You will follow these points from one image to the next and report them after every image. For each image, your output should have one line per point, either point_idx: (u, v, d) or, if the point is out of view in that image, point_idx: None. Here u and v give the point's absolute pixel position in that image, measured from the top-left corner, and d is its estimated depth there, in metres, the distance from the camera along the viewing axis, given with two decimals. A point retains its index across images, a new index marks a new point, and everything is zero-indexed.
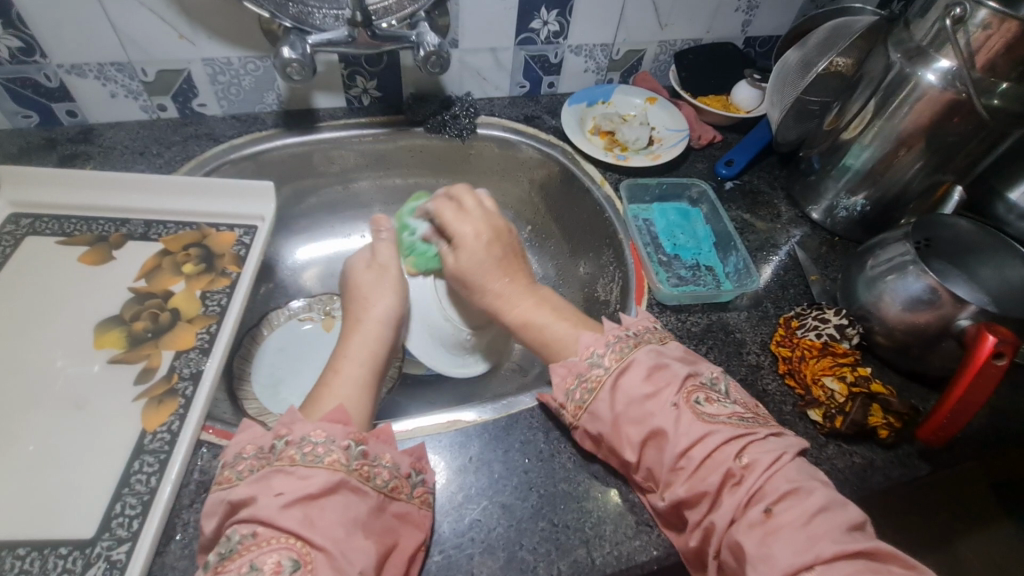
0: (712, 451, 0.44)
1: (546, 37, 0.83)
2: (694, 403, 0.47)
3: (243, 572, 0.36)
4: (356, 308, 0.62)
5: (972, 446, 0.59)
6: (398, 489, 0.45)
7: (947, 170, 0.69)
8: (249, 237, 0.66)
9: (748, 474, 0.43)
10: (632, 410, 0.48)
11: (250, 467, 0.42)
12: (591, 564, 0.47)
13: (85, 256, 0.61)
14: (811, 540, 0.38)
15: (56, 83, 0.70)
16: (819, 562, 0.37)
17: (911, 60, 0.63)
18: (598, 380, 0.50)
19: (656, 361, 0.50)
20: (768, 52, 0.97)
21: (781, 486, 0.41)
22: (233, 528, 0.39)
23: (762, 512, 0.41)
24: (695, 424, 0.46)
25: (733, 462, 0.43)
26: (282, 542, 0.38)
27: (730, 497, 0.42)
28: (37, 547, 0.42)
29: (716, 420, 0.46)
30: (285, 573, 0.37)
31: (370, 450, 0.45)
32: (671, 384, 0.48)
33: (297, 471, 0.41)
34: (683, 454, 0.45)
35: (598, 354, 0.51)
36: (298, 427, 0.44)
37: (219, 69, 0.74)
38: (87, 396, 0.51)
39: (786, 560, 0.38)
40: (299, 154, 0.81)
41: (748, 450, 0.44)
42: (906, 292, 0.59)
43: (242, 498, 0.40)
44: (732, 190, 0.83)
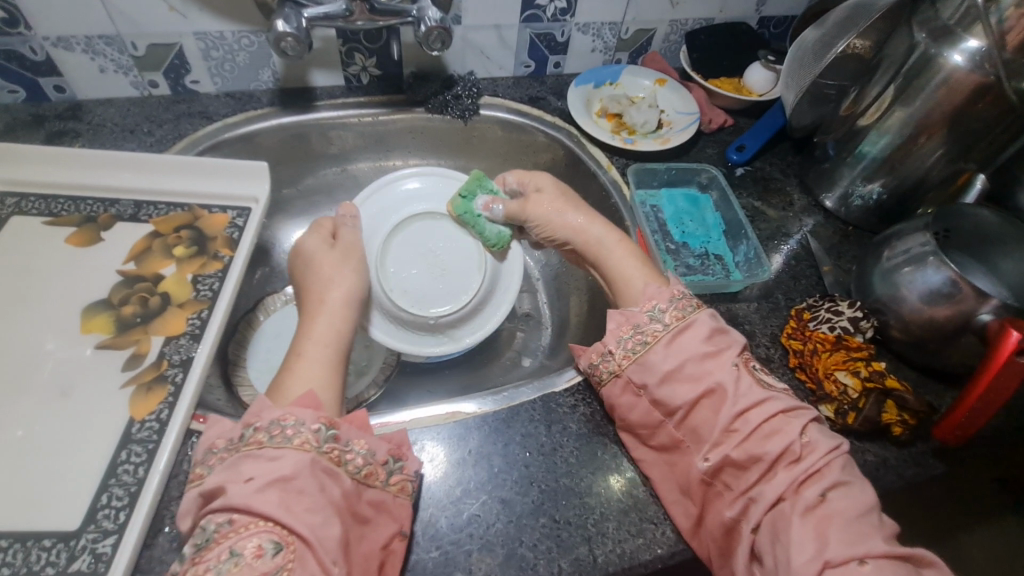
0: (771, 417, 0.45)
1: (552, 15, 0.79)
2: (751, 369, 0.48)
3: (222, 560, 0.35)
4: (316, 289, 0.58)
5: (986, 445, 0.57)
6: (373, 476, 0.43)
7: (969, 158, 0.66)
8: (242, 220, 0.63)
9: (806, 454, 0.43)
10: (691, 365, 0.48)
11: (221, 460, 0.41)
12: (593, 562, 0.45)
13: (72, 237, 0.59)
14: (861, 535, 0.39)
15: (42, 57, 0.68)
16: (867, 555, 0.38)
17: (936, 40, 0.60)
18: (655, 334, 0.50)
19: (716, 325, 0.50)
20: (782, 33, 0.94)
21: (837, 474, 0.42)
22: (208, 517, 0.37)
23: (817, 495, 0.41)
24: (755, 390, 0.46)
25: (795, 439, 0.44)
26: (261, 526, 0.36)
27: (785, 472, 0.43)
28: (19, 539, 0.41)
29: (774, 389, 0.47)
30: (267, 556, 0.35)
31: (342, 436, 0.43)
32: (732, 347, 0.49)
33: (265, 453, 0.39)
34: (739, 416, 0.45)
35: (659, 308, 0.51)
36: (267, 414, 0.42)
37: (211, 43, 0.71)
38: (73, 383, 0.50)
39: (839, 548, 0.38)
40: (295, 134, 0.79)
41: (806, 429, 0.45)
42: (925, 285, 0.57)
43: (213, 488, 0.38)
44: (743, 176, 0.80)
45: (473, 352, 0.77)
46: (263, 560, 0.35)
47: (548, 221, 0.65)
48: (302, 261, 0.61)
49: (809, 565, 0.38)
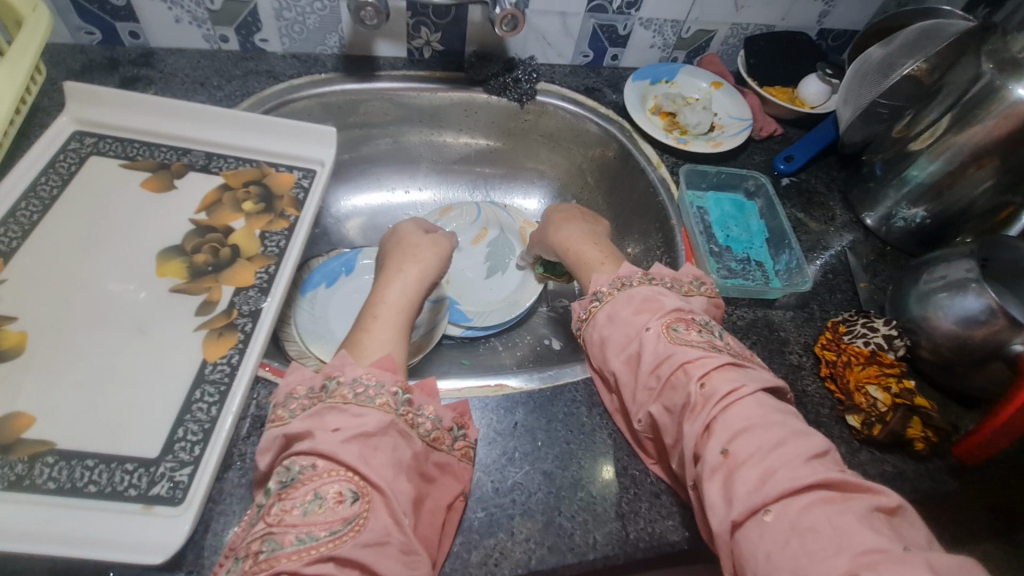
0: (676, 369, 0.45)
1: (618, 7, 0.80)
2: (672, 330, 0.49)
3: (308, 500, 0.38)
4: (399, 259, 0.58)
5: (1001, 468, 0.59)
6: (441, 441, 0.46)
7: (1016, 191, 0.67)
8: (307, 181, 0.66)
9: (706, 402, 0.43)
10: (617, 331, 0.51)
11: (302, 407, 0.43)
12: (625, 537, 0.49)
13: (147, 182, 0.61)
14: (764, 479, 0.37)
15: (122, 2, 0.69)
16: (768, 502, 0.37)
17: (1002, 72, 0.60)
18: (595, 308, 0.54)
19: (648, 295, 0.52)
20: (840, 47, 0.94)
21: (738, 420, 0.41)
22: (292, 458, 0.40)
23: (719, 450, 0.40)
24: (665, 346, 0.47)
25: (694, 388, 0.44)
26: (342, 474, 0.39)
27: (692, 425, 0.43)
28: (105, 460, 0.44)
29: (689, 343, 0.47)
30: (348, 503, 0.38)
31: (415, 400, 0.45)
32: (655, 311, 0.50)
33: (350, 409, 0.42)
34: (653, 372, 0.47)
35: (600, 292, 0.55)
36: (349, 370, 0.44)
37: (286, 4, 0.73)
38: (150, 321, 0.52)
39: (740, 502, 0.37)
40: (356, 101, 0.80)
41: (710, 375, 0.44)
42: (962, 310, 0.59)
43: (298, 431, 0.41)
44: (788, 186, 0.82)
45: (508, 330, 0.80)
46: (344, 505, 0.38)
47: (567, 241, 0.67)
48: (391, 238, 0.62)
49: (722, 522, 0.38)
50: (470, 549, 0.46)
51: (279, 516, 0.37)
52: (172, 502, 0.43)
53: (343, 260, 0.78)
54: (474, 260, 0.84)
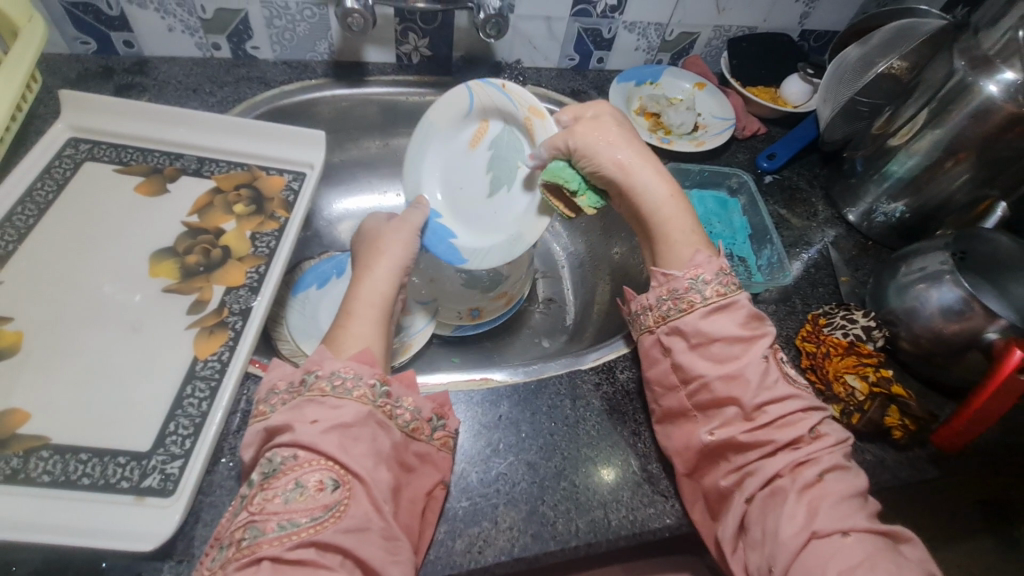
0: (788, 410, 0.47)
1: (602, 11, 0.81)
2: (779, 362, 0.50)
3: (290, 488, 0.39)
4: (368, 253, 0.59)
5: (978, 455, 0.61)
6: (420, 431, 0.47)
7: (993, 185, 0.68)
8: (297, 184, 0.67)
9: (812, 443, 0.46)
10: (721, 344, 0.49)
11: (283, 401, 0.45)
12: (607, 524, 0.50)
13: (140, 186, 0.63)
14: (848, 513, 0.42)
15: (117, 12, 0.71)
16: (852, 530, 0.41)
17: (974, 69, 0.62)
18: (692, 303, 0.51)
19: (754, 311, 0.51)
20: (822, 47, 0.96)
21: (835, 459, 0.45)
22: (274, 450, 0.41)
23: (814, 477, 0.44)
24: (779, 383, 0.48)
25: (806, 429, 0.46)
26: (322, 464, 0.40)
27: (787, 456, 0.45)
28: (97, 454, 0.45)
29: (795, 386, 0.49)
30: (328, 490, 0.39)
31: (393, 392, 0.46)
32: (766, 337, 0.50)
33: (327, 401, 0.43)
34: (759, 404, 0.47)
35: (702, 279, 0.52)
36: (327, 363, 0.46)
37: (276, 13, 0.74)
38: (143, 320, 0.54)
39: (827, 522, 0.42)
40: (347, 105, 0.82)
41: (818, 424, 0.47)
42: (939, 301, 0.60)
43: (278, 425, 0.43)
44: (771, 184, 0.84)
45: (498, 328, 0.81)
46: (324, 493, 0.39)
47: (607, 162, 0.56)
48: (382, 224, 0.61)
49: (796, 538, 0.42)
50: (455, 538, 0.47)
51: (261, 505, 0.38)
52: (163, 494, 0.44)
53: (335, 262, 0.80)
54: (480, 168, 0.69)
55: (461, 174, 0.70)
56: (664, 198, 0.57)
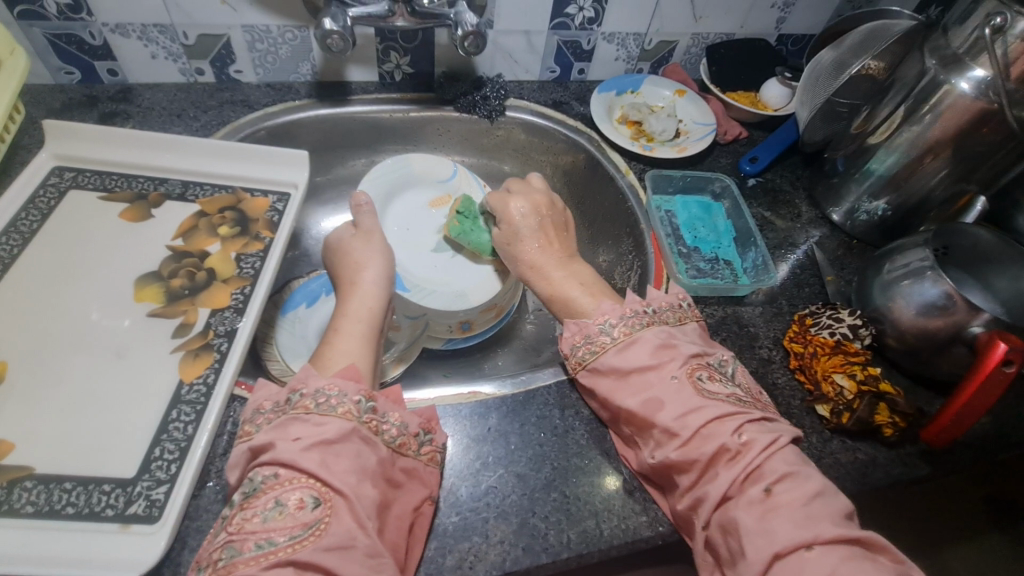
0: (708, 421, 0.46)
1: (580, 23, 0.83)
2: (696, 379, 0.49)
3: (268, 507, 0.39)
4: (347, 273, 0.60)
5: (969, 450, 0.61)
6: (406, 446, 0.47)
7: (971, 180, 0.69)
8: (282, 204, 0.68)
9: (744, 451, 0.45)
10: (637, 374, 0.50)
11: (268, 421, 0.44)
12: (599, 535, 0.49)
13: (125, 212, 0.63)
14: (809, 519, 0.41)
15: (100, 42, 0.72)
16: (817, 539, 0.39)
17: (945, 67, 0.63)
18: (604, 345, 0.53)
19: (664, 340, 0.51)
20: (800, 51, 0.97)
21: (778, 468, 0.44)
22: (256, 470, 0.41)
23: (761, 491, 0.43)
24: (693, 397, 0.48)
25: (731, 437, 0.45)
26: (303, 481, 0.40)
27: (725, 471, 0.44)
28: (82, 482, 0.45)
29: (715, 396, 0.48)
30: (308, 508, 0.39)
31: (379, 408, 0.46)
32: (675, 359, 0.50)
33: (311, 419, 0.43)
34: (678, 421, 0.47)
35: (609, 324, 0.53)
36: (313, 381, 0.46)
37: (257, 36, 0.75)
38: (128, 345, 0.54)
39: (785, 536, 0.40)
40: (331, 125, 0.83)
41: (745, 428, 0.46)
42: (921, 297, 0.60)
43: (261, 444, 0.42)
44: (754, 187, 0.84)
45: (488, 340, 0.81)
46: (304, 511, 0.39)
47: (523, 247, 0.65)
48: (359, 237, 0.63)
49: (761, 554, 0.40)
50: (445, 554, 0.47)
51: (240, 525, 0.39)
52: (149, 520, 0.44)
53: (323, 280, 0.79)
54: (422, 220, 0.78)
55: (411, 218, 0.78)
56: (543, 261, 0.63)
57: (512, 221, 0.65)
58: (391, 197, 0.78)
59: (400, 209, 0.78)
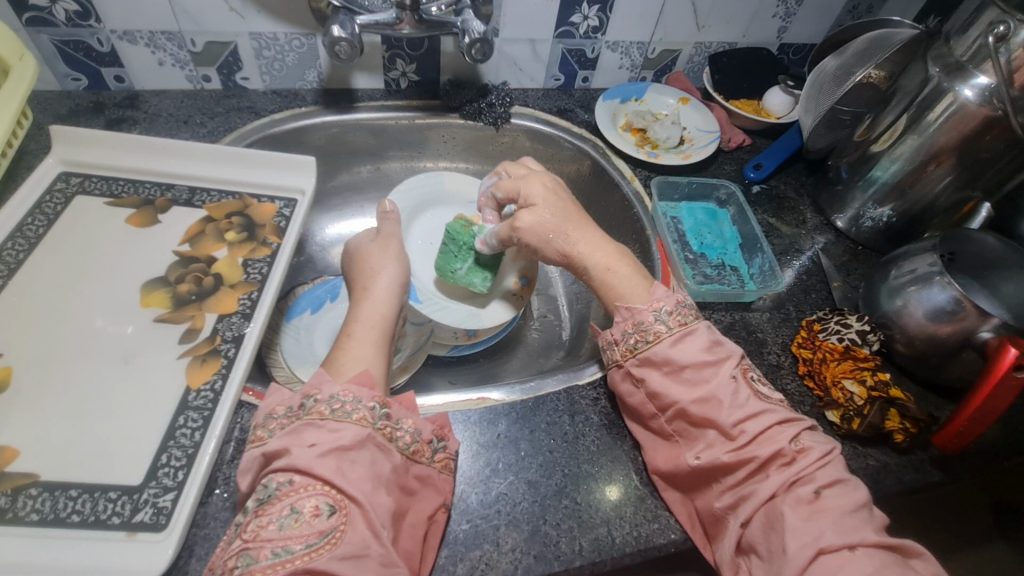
0: (768, 426, 0.46)
1: (585, 32, 0.83)
2: (750, 380, 0.50)
3: (284, 514, 0.38)
4: (363, 277, 0.60)
5: (980, 456, 0.60)
6: (420, 453, 0.46)
7: (975, 186, 0.70)
8: (289, 210, 0.67)
9: (799, 458, 0.45)
10: (692, 369, 0.49)
11: (281, 425, 0.44)
12: (611, 542, 0.49)
13: (131, 218, 0.63)
14: (854, 526, 0.41)
15: (107, 48, 0.72)
16: (862, 543, 0.40)
17: (948, 75, 0.63)
18: (659, 334, 0.51)
19: (714, 337, 0.51)
20: (801, 59, 0.98)
21: (831, 474, 0.44)
22: (270, 476, 0.40)
23: (811, 492, 0.43)
24: (751, 399, 0.48)
25: (788, 443, 0.45)
26: (318, 489, 0.40)
27: (777, 474, 0.44)
28: (88, 490, 0.45)
29: (771, 401, 0.48)
30: (324, 516, 0.39)
31: (393, 414, 0.46)
32: (731, 358, 0.49)
33: (327, 425, 0.43)
34: (739, 423, 0.46)
35: (662, 311, 0.52)
36: (327, 387, 0.45)
37: (265, 44, 0.76)
38: (135, 350, 0.53)
39: (833, 535, 0.40)
40: (337, 131, 0.83)
41: (801, 436, 0.46)
42: (930, 302, 0.60)
43: (275, 449, 0.42)
44: (759, 194, 0.85)
45: (494, 346, 0.81)
46: (320, 518, 0.38)
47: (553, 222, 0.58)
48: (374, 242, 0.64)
49: (803, 552, 0.40)
50: (456, 562, 0.46)
51: (255, 532, 0.38)
52: (156, 528, 0.43)
53: (328, 286, 0.79)
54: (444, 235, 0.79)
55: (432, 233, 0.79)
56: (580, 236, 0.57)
57: (537, 200, 0.59)
58: (418, 214, 0.79)
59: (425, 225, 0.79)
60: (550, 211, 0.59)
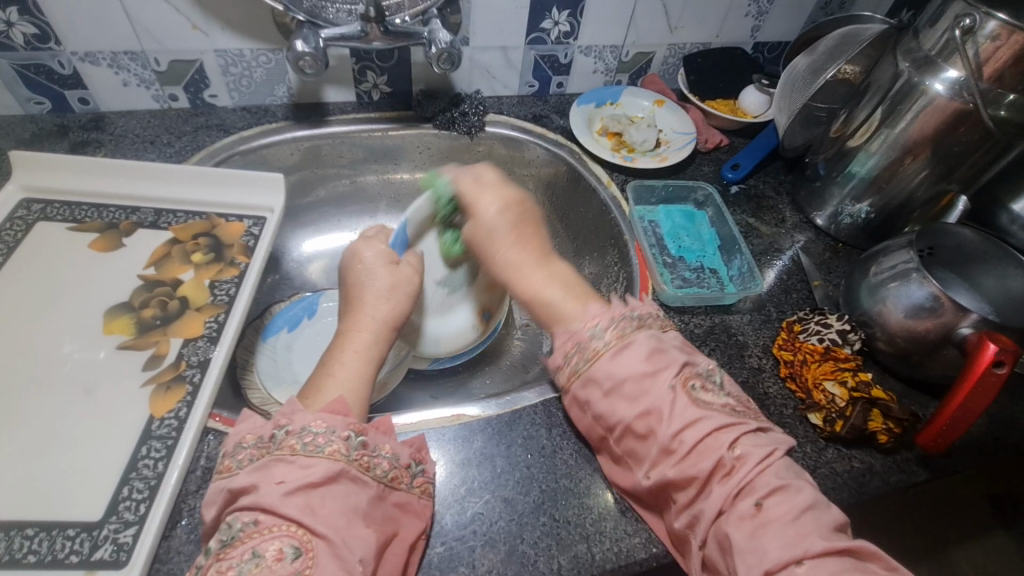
0: (705, 436, 0.44)
1: (556, 37, 0.83)
2: (690, 389, 0.47)
3: (245, 559, 0.37)
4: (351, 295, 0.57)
5: (966, 453, 0.59)
6: (398, 480, 0.45)
7: (951, 180, 0.69)
8: (258, 229, 0.66)
9: (739, 467, 0.43)
10: (630, 384, 0.47)
11: (250, 457, 0.43)
12: (591, 559, 0.47)
13: (95, 243, 0.62)
14: (801, 537, 0.40)
15: (69, 71, 0.71)
16: (807, 557, 0.39)
17: (919, 69, 0.63)
18: (597, 352, 0.49)
19: (656, 345, 0.49)
20: (776, 58, 0.98)
21: (772, 482, 0.42)
22: (234, 515, 0.39)
23: (753, 506, 0.41)
24: (689, 408, 0.46)
25: (726, 452, 0.44)
26: (284, 530, 0.38)
27: (719, 488, 0.43)
28: (44, 528, 0.43)
29: (710, 408, 0.46)
30: (287, 560, 0.37)
31: (370, 442, 0.45)
32: (670, 366, 0.47)
33: (297, 461, 0.41)
34: (676, 436, 0.45)
35: (599, 329, 0.50)
36: (298, 418, 0.44)
37: (231, 61, 0.75)
38: (96, 380, 0.52)
39: (777, 554, 0.39)
40: (309, 146, 0.82)
41: (740, 441, 0.45)
42: (909, 299, 0.59)
43: (242, 486, 0.40)
44: (737, 194, 0.84)
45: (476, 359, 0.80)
46: (283, 563, 0.37)
47: (486, 248, 0.58)
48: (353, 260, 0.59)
49: (752, 574, 0.39)
50: None
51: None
52: (116, 566, 0.42)
53: (305, 303, 0.78)
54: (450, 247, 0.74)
55: None
56: (520, 257, 0.56)
57: (485, 218, 0.57)
58: None
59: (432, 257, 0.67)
60: (501, 228, 0.57)
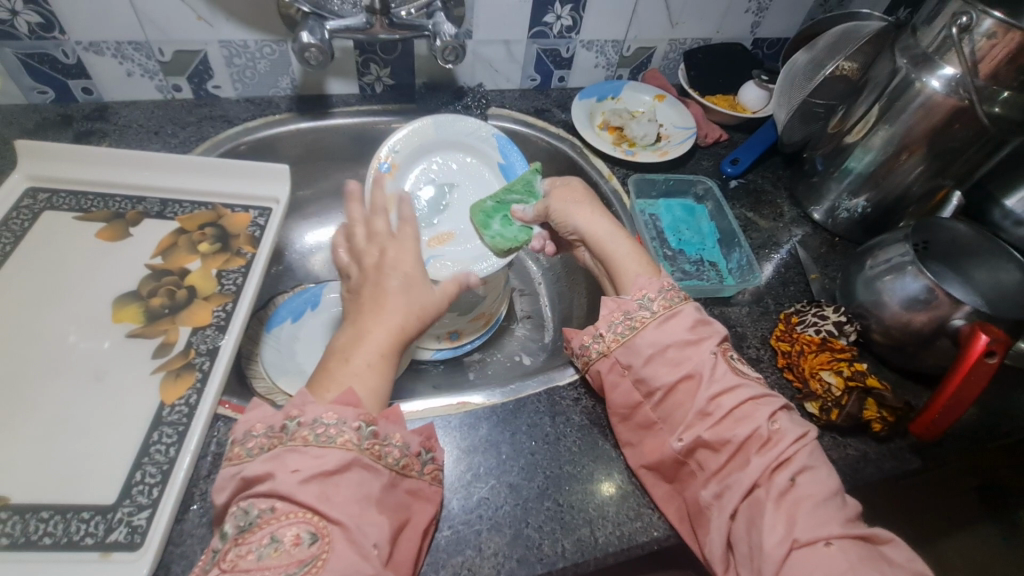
0: (743, 403, 0.48)
1: (559, 31, 0.83)
2: (729, 358, 0.52)
3: (264, 544, 0.38)
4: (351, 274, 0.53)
5: (957, 441, 0.61)
6: (409, 468, 0.46)
7: (946, 175, 0.70)
8: (264, 219, 0.67)
9: (775, 440, 0.46)
10: (674, 349, 0.51)
11: (262, 446, 0.42)
12: (594, 543, 0.49)
13: (102, 232, 0.62)
14: (827, 514, 0.42)
15: (73, 60, 0.71)
16: (835, 535, 0.41)
17: (916, 66, 0.64)
18: (643, 321, 0.53)
19: (699, 317, 0.53)
20: (775, 54, 0.99)
21: (804, 459, 0.45)
22: (250, 502, 0.39)
23: (787, 480, 0.44)
24: (728, 374, 0.49)
25: (765, 422, 0.47)
26: (299, 516, 0.39)
27: (758, 458, 0.45)
28: (59, 511, 0.44)
29: (746, 376, 0.50)
30: (305, 545, 0.38)
31: (380, 431, 0.45)
32: (712, 337, 0.52)
33: (310, 451, 0.41)
34: (713, 400, 0.48)
35: (649, 297, 0.54)
36: (310, 409, 0.43)
37: (235, 51, 0.75)
38: (107, 367, 0.53)
39: (809, 528, 0.41)
40: (313, 137, 0.82)
41: (777, 416, 0.48)
42: (904, 291, 0.61)
43: (258, 475, 0.41)
44: (736, 188, 0.85)
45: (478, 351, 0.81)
46: (300, 547, 0.38)
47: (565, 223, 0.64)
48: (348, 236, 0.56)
49: (780, 548, 0.41)
50: (438, 569, 0.46)
51: (233, 562, 0.37)
52: (131, 548, 0.43)
53: (307, 295, 0.78)
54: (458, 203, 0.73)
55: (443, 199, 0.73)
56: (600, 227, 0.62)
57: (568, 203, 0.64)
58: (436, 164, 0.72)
59: (460, 195, 0.74)
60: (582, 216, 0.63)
